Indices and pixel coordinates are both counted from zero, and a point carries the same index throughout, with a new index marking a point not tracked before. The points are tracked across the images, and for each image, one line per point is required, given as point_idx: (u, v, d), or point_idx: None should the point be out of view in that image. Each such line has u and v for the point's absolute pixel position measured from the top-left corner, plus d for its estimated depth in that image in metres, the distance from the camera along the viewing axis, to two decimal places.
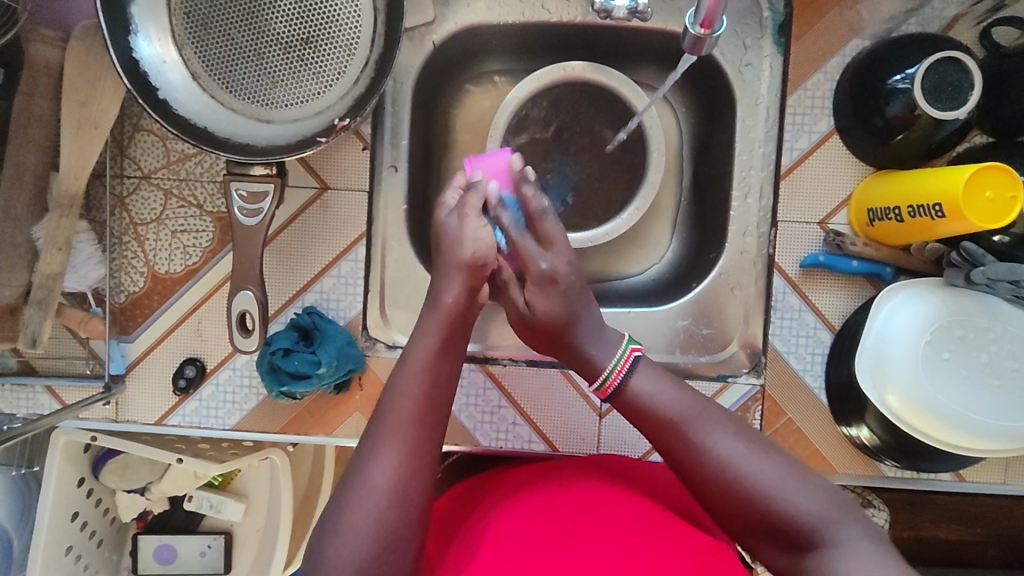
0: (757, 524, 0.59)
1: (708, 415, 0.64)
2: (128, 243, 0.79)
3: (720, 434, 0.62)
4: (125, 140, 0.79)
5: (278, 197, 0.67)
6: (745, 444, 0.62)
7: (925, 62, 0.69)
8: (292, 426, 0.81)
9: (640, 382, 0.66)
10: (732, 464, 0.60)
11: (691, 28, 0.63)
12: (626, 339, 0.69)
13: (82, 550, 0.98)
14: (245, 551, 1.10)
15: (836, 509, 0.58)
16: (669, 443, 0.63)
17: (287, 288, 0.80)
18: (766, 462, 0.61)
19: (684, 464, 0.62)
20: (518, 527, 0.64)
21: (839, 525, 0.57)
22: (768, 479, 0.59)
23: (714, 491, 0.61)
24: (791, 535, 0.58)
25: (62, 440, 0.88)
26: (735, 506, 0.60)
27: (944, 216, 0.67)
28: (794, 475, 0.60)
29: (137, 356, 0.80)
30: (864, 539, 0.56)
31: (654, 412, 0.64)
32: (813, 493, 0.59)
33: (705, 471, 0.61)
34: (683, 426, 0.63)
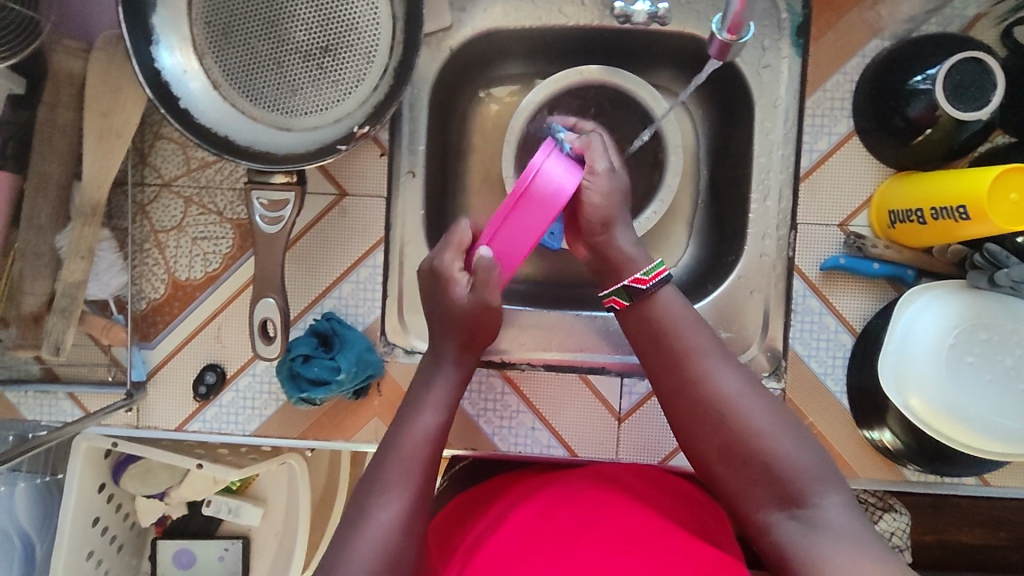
0: (740, 462, 0.62)
1: (719, 347, 0.67)
2: (148, 251, 0.80)
3: (726, 365, 0.65)
4: (146, 148, 0.80)
5: (298, 205, 0.68)
6: (747, 381, 0.65)
7: (947, 62, 0.69)
8: (312, 432, 0.81)
9: (667, 299, 0.69)
10: (731, 395, 0.63)
11: (719, 35, 0.65)
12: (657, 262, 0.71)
13: (103, 554, 0.99)
14: (263, 555, 1.10)
15: (819, 470, 0.60)
16: (680, 357, 0.66)
17: (307, 293, 0.80)
18: (762, 402, 0.64)
19: (688, 380, 0.65)
20: (520, 533, 0.65)
21: (818, 487, 0.59)
22: (760, 421, 0.62)
23: (709, 416, 0.63)
24: (770, 484, 0.60)
25: (84, 446, 0.89)
26: (723, 439, 0.62)
27: (967, 218, 0.66)
28: (783, 422, 0.63)
29: (157, 362, 0.81)
30: (845, 512, 0.58)
31: (670, 328, 0.67)
32: (799, 443, 0.61)
33: (707, 393, 0.64)
34: (694, 349, 0.66)
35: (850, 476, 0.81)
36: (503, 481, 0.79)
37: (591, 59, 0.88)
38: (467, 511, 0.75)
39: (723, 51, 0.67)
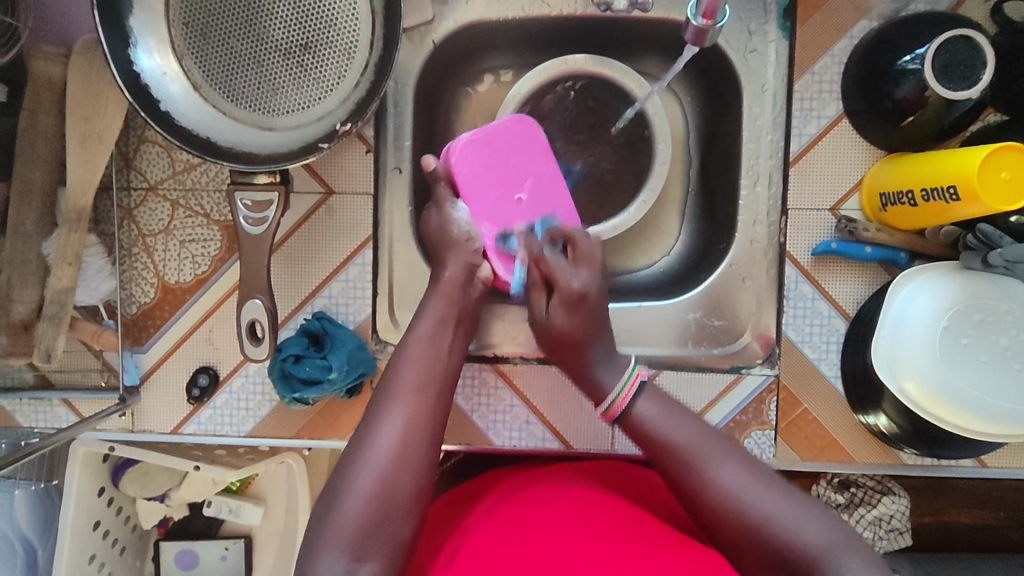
0: (759, 559, 0.59)
1: (715, 447, 0.65)
2: (137, 255, 0.80)
3: (725, 462, 0.63)
4: (130, 152, 0.79)
5: (282, 204, 0.68)
6: (750, 475, 0.62)
7: (936, 41, 0.68)
8: (307, 431, 0.81)
9: (646, 409, 0.68)
10: (735, 494, 0.61)
11: (695, 19, 0.65)
12: (633, 364, 0.72)
13: (105, 558, 1.00)
14: (265, 553, 1.10)
15: (840, 543, 0.57)
16: (673, 470, 0.65)
17: (297, 293, 0.80)
18: (772, 493, 0.61)
19: (683, 490, 0.64)
20: (505, 529, 0.65)
21: (842, 556, 0.56)
22: (767, 510, 0.60)
23: (714, 523, 0.62)
24: (790, 571, 0.58)
25: (81, 451, 0.90)
26: (733, 534, 0.60)
27: (958, 199, 0.65)
28: (797, 506, 0.60)
29: (150, 366, 0.81)
30: (872, 574, 0.55)
31: (659, 435, 0.66)
32: (814, 522, 0.59)
33: (706, 503, 0.62)
34: (688, 455, 0.64)
35: (846, 460, 0.81)
36: (487, 481, 0.80)
37: (577, 50, 0.88)
38: (455, 509, 0.76)
39: (701, 36, 0.68)
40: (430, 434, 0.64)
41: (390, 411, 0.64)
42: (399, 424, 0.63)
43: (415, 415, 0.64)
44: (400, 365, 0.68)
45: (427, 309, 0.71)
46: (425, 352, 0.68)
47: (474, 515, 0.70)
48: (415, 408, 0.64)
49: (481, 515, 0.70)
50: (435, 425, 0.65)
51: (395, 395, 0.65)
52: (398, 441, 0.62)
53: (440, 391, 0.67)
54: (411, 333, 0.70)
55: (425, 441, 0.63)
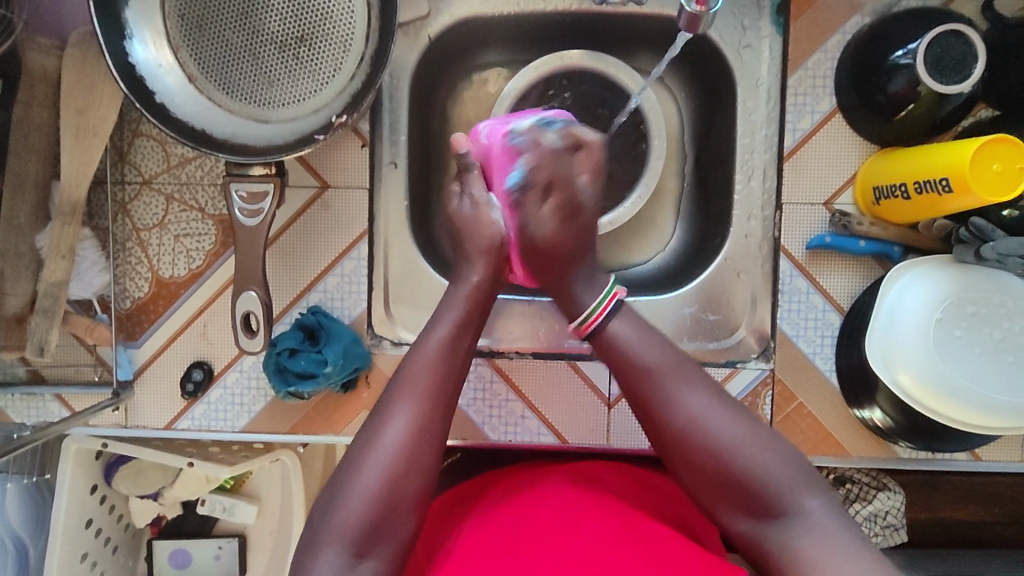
0: (719, 489, 0.60)
1: (683, 368, 0.63)
2: (131, 249, 0.79)
3: (693, 388, 0.62)
4: (125, 146, 0.79)
5: (278, 196, 0.68)
6: (717, 403, 0.61)
7: (927, 36, 0.68)
8: (302, 426, 0.81)
9: (619, 328, 0.65)
10: (700, 421, 0.60)
11: (689, 7, 0.66)
12: (610, 283, 0.69)
13: (98, 557, 0.99)
14: (259, 552, 1.09)
15: (801, 480, 0.58)
16: (641, 392, 0.62)
17: (292, 288, 0.80)
18: (738, 426, 0.60)
19: (649, 409, 0.62)
20: (506, 536, 0.63)
21: (800, 493, 0.58)
22: (732, 440, 0.59)
23: (677, 448, 0.61)
24: (748, 499, 0.59)
25: (73, 447, 0.89)
26: (696, 466, 0.60)
27: (951, 191, 0.66)
28: (762, 438, 0.60)
29: (144, 361, 0.80)
30: (828, 511, 0.57)
31: (634, 355, 0.63)
32: (779, 458, 0.59)
33: (672, 427, 0.61)
34: (657, 375, 0.62)
35: (841, 454, 0.81)
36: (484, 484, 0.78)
37: (572, 45, 0.88)
38: (452, 509, 0.74)
39: (695, 22, 0.68)
40: (439, 431, 0.61)
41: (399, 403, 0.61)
42: (406, 433, 0.59)
43: (428, 414, 0.61)
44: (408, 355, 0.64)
45: (446, 312, 0.66)
46: (434, 347, 0.64)
47: (476, 520, 0.69)
48: (424, 405, 0.61)
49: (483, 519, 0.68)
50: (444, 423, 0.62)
51: (403, 390, 0.62)
52: (404, 450, 0.59)
53: (456, 382, 0.64)
54: (428, 336, 0.64)
55: (434, 440, 0.61)
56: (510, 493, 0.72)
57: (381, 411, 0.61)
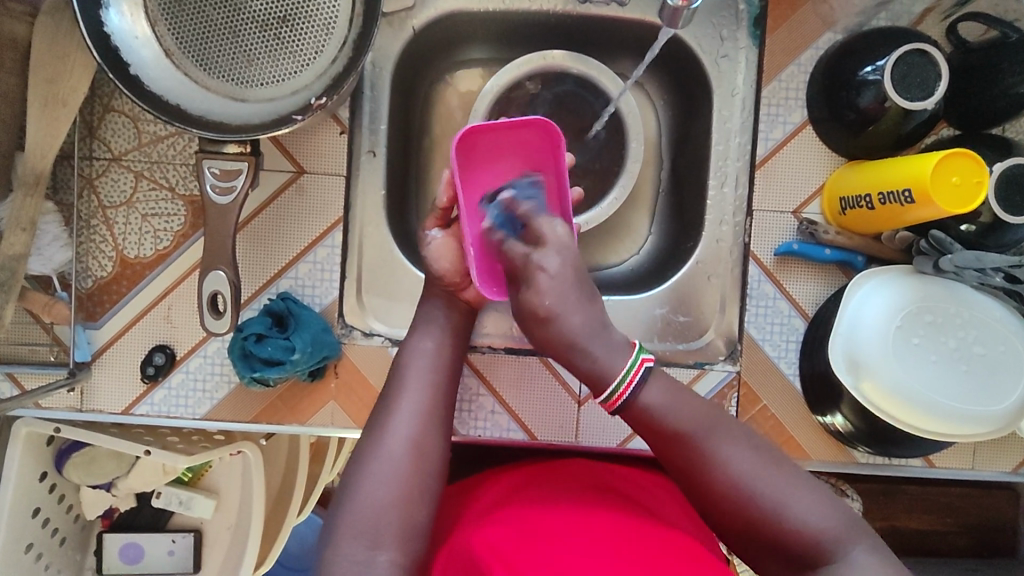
0: (766, 547, 0.59)
1: (720, 428, 0.62)
2: (96, 227, 0.77)
3: (731, 442, 0.61)
4: (94, 120, 0.77)
5: (252, 176, 0.67)
6: (756, 456, 0.61)
7: (895, 53, 0.71)
8: (265, 415, 0.79)
9: (653, 396, 0.63)
10: (746, 478, 0.59)
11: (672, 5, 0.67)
12: (636, 347, 0.64)
13: (44, 548, 0.95)
14: (216, 548, 1.06)
15: (846, 528, 0.57)
16: (684, 462, 0.62)
17: (261, 274, 0.78)
18: (781, 478, 0.60)
19: (693, 483, 0.61)
20: (505, 534, 0.62)
21: (848, 543, 0.57)
22: (777, 499, 0.59)
23: (724, 510, 0.60)
24: (796, 557, 0.58)
25: (24, 432, 0.86)
26: (744, 521, 0.59)
27: (913, 202, 0.68)
28: (806, 492, 0.59)
29: (104, 343, 0.78)
30: (878, 561, 0.56)
31: (670, 424, 0.62)
32: (821, 509, 0.58)
33: (717, 494, 0.60)
34: (695, 442, 0.61)
35: (803, 459, 0.83)
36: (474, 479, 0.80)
37: (555, 46, 0.89)
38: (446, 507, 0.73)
39: (675, 16, 0.70)
40: (440, 416, 0.65)
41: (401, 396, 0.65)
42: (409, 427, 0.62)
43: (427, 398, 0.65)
44: (399, 361, 0.69)
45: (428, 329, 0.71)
46: (425, 346, 0.70)
47: (471, 514, 0.68)
48: (423, 392, 0.66)
49: (477, 512, 0.69)
50: (445, 409, 0.66)
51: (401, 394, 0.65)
52: (409, 444, 0.61)
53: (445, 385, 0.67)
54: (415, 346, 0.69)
55: (436, 428, 0.64)
56: (510, 492, 0.71)
57: (385, 401, 0.65)
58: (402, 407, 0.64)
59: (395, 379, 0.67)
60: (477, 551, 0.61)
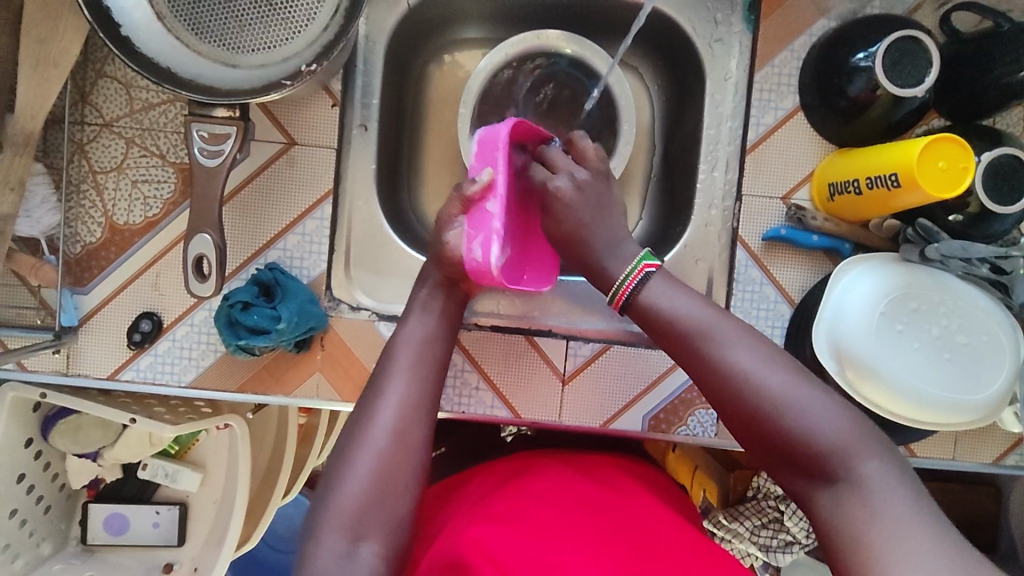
0: (773, 446, 0.57)
1: (726, 326, 0.61)
2: (86, 191, 0.77)
3: (738, 342, 0.60)
4: (87, 86, 0.77)
5: (240, 140, 0.67)
6: (763, 355, 0.59)
7: (886, 39, 0.71)
8: (251, 385, 0.79)
9: (654, 292, 0.64)
10: (749, 375, 0.58)
11: None
12: (642, 254, 0.67)
13: (28, 515, 0.95)
14: (201, 522, 1.06)
15: (858, 441, 0.54)
16: (688, 357, 0.62)
17: (250, 244, 0.78)
18: (788, 378, 0.57)
19: (699, 373, 0.61)
20: (494, 527, 0.64)
21: (858, 454, 0.54)
22: (784, 400, 0.56)
23: (730, 408, 0.59)
24: (802, 463, 0.55)
25: (10, 397, 0.86)
26: (750, 422, 0.58)
27: (900, 186, 0.69)
28: (815, 394, 0.57)
29: (91, 308, 0.78)
30: (890, 475, 0.53)
31: (672, 322, 0.62)
32: (831, 415, 0.55)
33: (720, 386, 0.59)
34: (697, 339, 0.61)
35: None
36: (462, 480, 0.78)
37: (549, 26, 0.90)
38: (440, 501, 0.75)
39: None
40: (427, 410, 0.63)
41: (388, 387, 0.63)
42: (396, 411, 0.62)
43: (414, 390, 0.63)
44: (387, 351, 0.67)
45: (417, 312, 0.70)
46: (412, 333, 0.68)
47: (464, 507, 0.70)
48: (411, 387, 0.64)
49: (471, 511, 0.68)
50: (433, 402, 0.64)
51: (388, 372, 0.65)
52: (396, 429, 0.61)
53: (436, 373, 0.66)
54: (402, 328, 0.69)
55: (422, 421, 0.62)
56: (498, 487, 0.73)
57: (370, 393, 0.64)
58: (385, 403, 0.62)
59: (383, 373, 0.65)
60: (467, 541, 0.63)
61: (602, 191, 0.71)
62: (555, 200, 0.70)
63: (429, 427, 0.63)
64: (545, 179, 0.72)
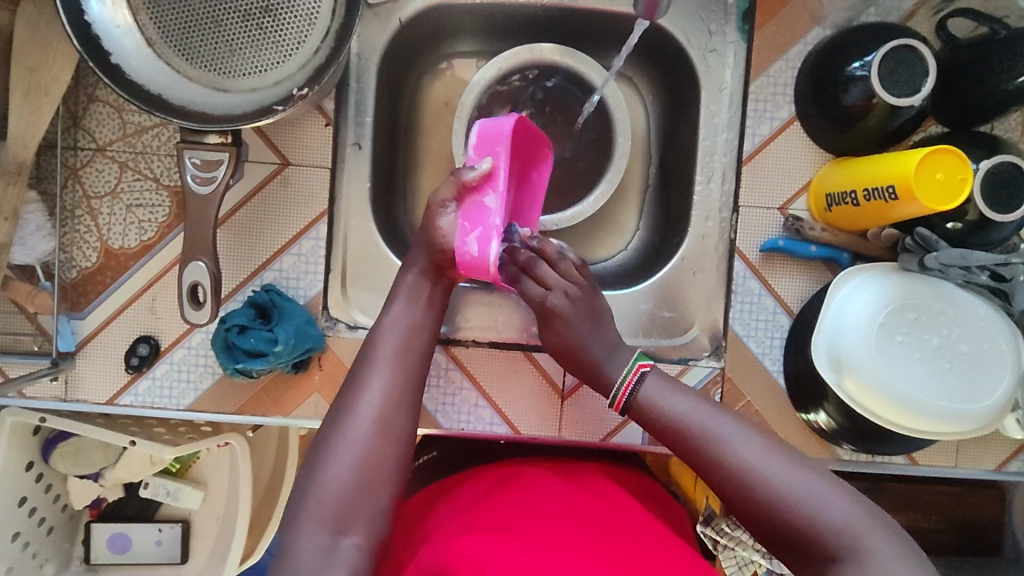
0: (779, 534, 0.58)
1: (723, 423, 0.64)
2: (80, 217, 0.77)
3: (737, 435, 0.62)
4: (79, 111, 0.77)
5: (233, 166, 0.67)
6: (765, 449, 0.61)
7: (882, 49, 0.70)
8: (249, 407, 0.79)
9: (652, 390, 0.68)
10: (750, 466, 0.60)
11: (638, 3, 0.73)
12: (637, 355, 0.71)
13: (30, 537, 0.95)
14: (204, 539, 1.06)
15: (862, 520, 0.56)
16: (688, 452, 0.64)
17: (246, 266, 0.78)
18: (788, 465, 0.60)
19: (701, 467, 0.63)
20: (484, 538, 0.63)
21: (865, 531, 0.56)
22: (785, 485, 0.59)
23: (734, 504, 0.61)
24: (808, 546, 0.57)
25: (9, 421, 0.86)
26: (754, 509, 0.59)
27: (897, 198, 0.68)
28: (816, 481, 0.59)
29: (88, 333, 0.78)
30: (893, 550, 0.55)
31: (669, 420, 0.65)
32: (834, 499, 0.57)
33: (723, 482, 0.61)
34: (696, 433, 0.63)
35: None
36: (450, 488, 0.76)
37: (542, 39, 0.89)
38: (427, 506, 0.74)
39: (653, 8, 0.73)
40: (410, 403, 0.64)
41: (372, 375, 0.63)
42: (380, 402, 0.62)
43: (398, 381, 0.63)
44: (371, 339, 0.67)
45: (399, 302, 0.69)
46: (395, 322, 0.67)
47: (451, 515, 0.69)
48: (393, 378, 0.64)
49: (458, 523, 0.67)
50: (415, 392, 0.64)
51: (371, 364, 0.65)
52: (380, 418, 0.61)
53: (421, 367, 0.66)
54: (385, 314, 0.68)
55: (405, 415, 0.62)
56: (489, 493, 0.72)
57: (352, 386, 0.63)
58: (368, 398, 0.62)
59: (364, 363, 0.65)
60: (454, 553, 0.61)
61: (594, 298, 0.73)
62: (552, 315, 0.72)
63: (413, 418, 0.63)
64: (541, 296, 0.72)
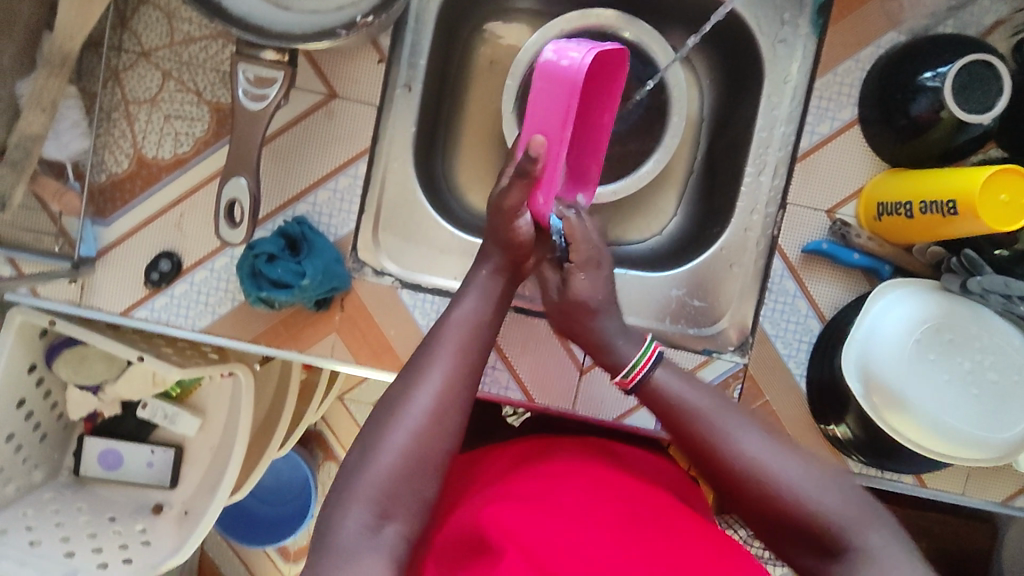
0: (779, 528, 0.56)
1: (732, 413, 0.59)
2: (116, 120, 0.75)
3: (746, 428, 0.58)
4: (127, 11, 0.74)
5: (286, 87, 0.65)
6: (772, 442, 0.57)
7: (959, 61, 0.68)
8: (266, 337, 0.78)
9: (665, 377, 0.63)
10: (759, 460, 0.56)
11: None
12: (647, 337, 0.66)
13: (24, 441, 0.94)
14: (195, 467, 1.05)
15: (866, 517, 0.54)
16: (694, 446, 0.59)
17: (280, 193, 0.76)
18: (794, 458, 0.56)
19: (709, 461, 0.58)
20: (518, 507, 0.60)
21: (867, 528, 0.53)
22: (790, 479, 0.55)
23: (740, 493, 0.57)
24: (812, 539, 0.54)
25: (18, 320, 0.85)
26: (761, 504, 0.56)
27: (956, 214, 0.66)
28: (818, 473, 0.56)
29: (110, 241, 0.76)
30: (899, 552, 0.52)
31: (680, 410, 0.60)
32: (835, 492, 0.54)
33: (730, 474, 0.57)
34: (707, 425, 0.59)
35: None
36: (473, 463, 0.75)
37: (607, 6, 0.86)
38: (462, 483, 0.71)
39: None
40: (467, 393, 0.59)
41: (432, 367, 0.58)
42: (435, 395, 0.57)
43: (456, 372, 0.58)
44: (437, 328, 0.61)
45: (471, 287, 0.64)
46: (462, 314, 0.62)
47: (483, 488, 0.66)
48: (455, 366, 0.59)
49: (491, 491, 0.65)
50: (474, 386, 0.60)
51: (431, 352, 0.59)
52: (434, 411, 0.56)
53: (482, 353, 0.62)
54: (454, 306, 0.63)
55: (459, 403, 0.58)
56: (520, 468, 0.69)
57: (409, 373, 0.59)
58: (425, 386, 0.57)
59: (424, 352, 0.60)
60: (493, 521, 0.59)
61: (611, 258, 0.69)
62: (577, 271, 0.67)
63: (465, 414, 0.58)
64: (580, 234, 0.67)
